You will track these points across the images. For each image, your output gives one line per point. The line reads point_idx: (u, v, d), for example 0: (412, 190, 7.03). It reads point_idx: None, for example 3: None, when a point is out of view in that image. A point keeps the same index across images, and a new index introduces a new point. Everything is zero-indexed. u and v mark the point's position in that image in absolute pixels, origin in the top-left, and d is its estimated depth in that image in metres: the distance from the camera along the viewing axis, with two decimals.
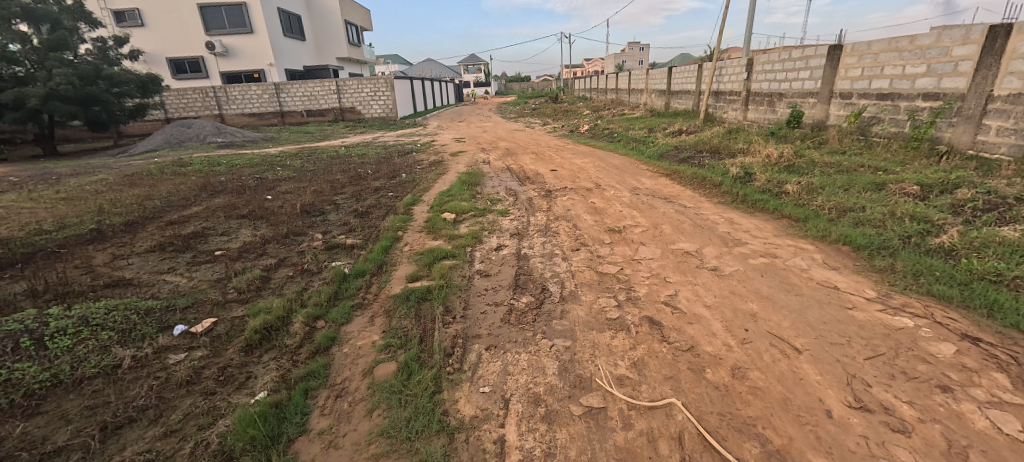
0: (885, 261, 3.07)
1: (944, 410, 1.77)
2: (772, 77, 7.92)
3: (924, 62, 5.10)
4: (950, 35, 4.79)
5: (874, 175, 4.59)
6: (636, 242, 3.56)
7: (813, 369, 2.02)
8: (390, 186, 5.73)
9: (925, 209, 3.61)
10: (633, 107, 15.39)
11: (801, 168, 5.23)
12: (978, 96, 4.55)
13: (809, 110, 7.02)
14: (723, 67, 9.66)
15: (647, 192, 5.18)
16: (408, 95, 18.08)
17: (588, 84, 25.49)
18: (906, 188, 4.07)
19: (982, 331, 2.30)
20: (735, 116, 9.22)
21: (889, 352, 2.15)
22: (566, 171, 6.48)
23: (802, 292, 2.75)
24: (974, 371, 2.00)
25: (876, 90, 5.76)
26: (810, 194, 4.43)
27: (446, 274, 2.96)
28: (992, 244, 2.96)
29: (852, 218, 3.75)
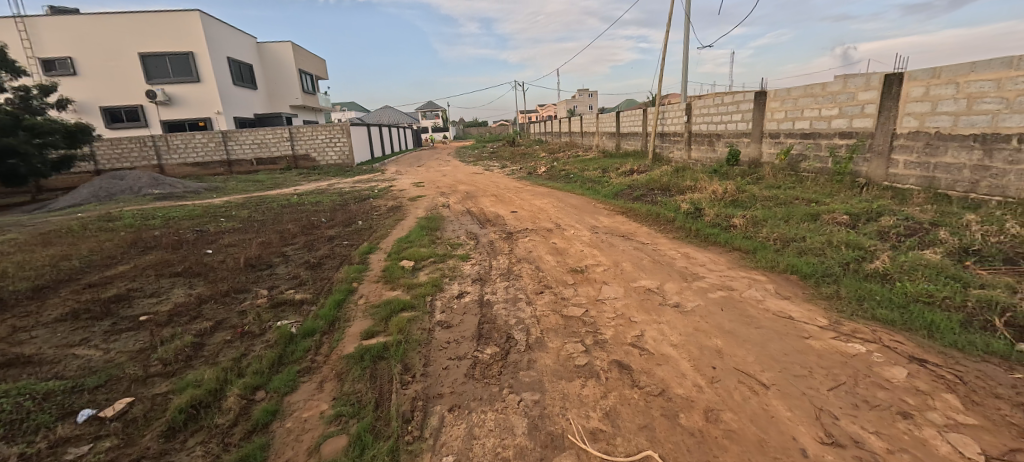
0: (830, 288, 3.22)
1: (908, 438, 1.79)
2: (709, 120, 8.58)
3: (836, 106, 5.70)
4: (854, 82, 5.42)
5: (809, 206, 4.94)
6: (599, 282, 3.55)
7: (783, 405, 2.00)
8: (345, 234, 5.49)
9: (857, 237, 3.90)
10: (586, 149, 16.16)
11: (744, 202, 5.57)
12: (884, 134, 5.12)
13: (744, 148, 7.61)
14: (666, 111, 10.40)
15: (605, 230, 5.28)
16: (365, 141, 18.01)
17: (543, 128, 26.68)
18: (838, 218, 4.40)
19: (925, 352, 2.42)
20: (681, 155, 9.83)
21: (849, 380, 2.19)
22: (526, 211, 6.54)
23: (761, 324, 2.79)
24: (927, 394, 2.07)
25: (800, 130, 6.35)
26: (755, 226, 4.68)
27: (405, 328, 2.78)
28: (920, 267, 3.20)
29: (796, 247, 3.97)
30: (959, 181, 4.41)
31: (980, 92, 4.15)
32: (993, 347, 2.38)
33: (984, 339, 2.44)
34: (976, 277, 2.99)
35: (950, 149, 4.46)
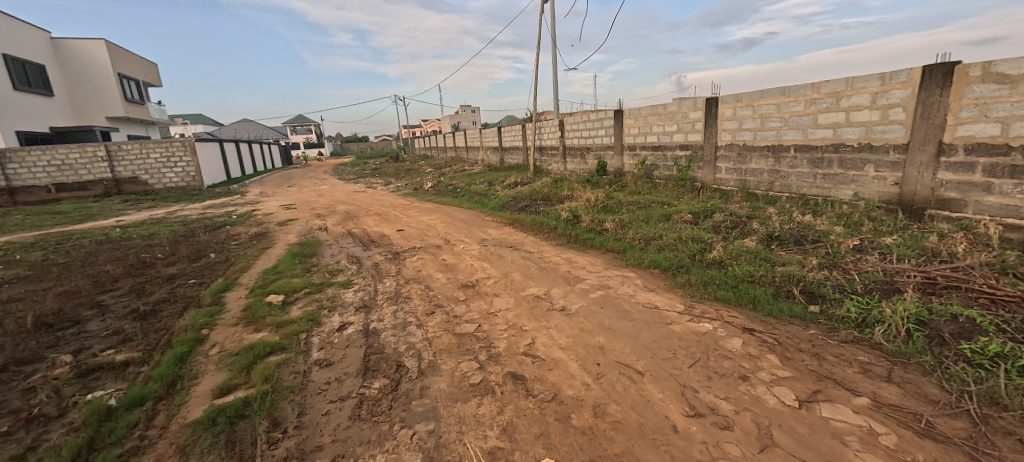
0: (683, 278, 3.75)
1: (748, 399, 2.15)
2: (579, 135, 9.43)
3: (674, 123, 6.76)
4: (685, 103, 6.51)
5: (662, 208, 5.74)
6: (490, 294, 3.58)
7: (655, 388, 2.23)
8: (191, 271, 4.61)
9: (699, 232, 4.63)
10: (472, 163, 16.43)
11: (612, 207, 6.21)
12: (710, 146, 6.23)
13: (609, 160, 8.53)
14: (542, 127, 11.14)
15: (494, 242, 5.38)
16: (218, 160, 15.59)
17: (427, 143, 26.37)
18: (684, 217, 5.18)
19: (753, 322, 2.96)
20: (558, 167, 10.60)
21: (703, 356, 2.55)
22: (412, 229, 6.32)
23: (633, 317, 3.10)
24: (757, 357, 2.53)
25: (650, 144, 7.37)
26: (623, 228, 5.24)
27: (273, 375, 2.40)
28: (744, 253, 3.93)
29: (655, 244, 4.55)
30: (762, 182, 5.57)
31: (768, 113, 5.32)
32: (794, 311, 3.02)
33: (788, 306, 3.09)
34: (780, 257, 3.78)
35: (754, 157, 5.61)
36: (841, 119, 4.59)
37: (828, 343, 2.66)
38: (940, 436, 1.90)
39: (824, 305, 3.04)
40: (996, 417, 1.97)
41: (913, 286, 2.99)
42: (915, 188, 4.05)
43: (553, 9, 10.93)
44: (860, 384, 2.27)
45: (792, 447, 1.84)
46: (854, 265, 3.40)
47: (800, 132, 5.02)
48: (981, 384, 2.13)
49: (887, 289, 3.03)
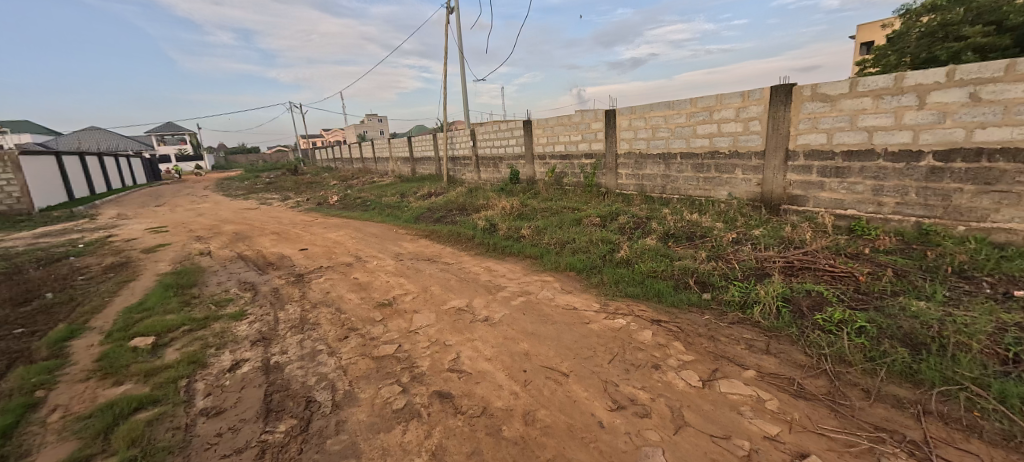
0: (596, 278, 3.96)
1: (662, 385, 2.32)
2: (490, 144, 9.56)
3: (579, 133, 7.18)
4: (588, 115, 6.96)
5: (573, 213, 6.03)
6: (409, 311, 3.40)
7: (580, 387, 2.30)
8: (18, 318, 3.66)
9: (607, 234, 4.95)
10: (382, 175, 15.72)
11: (527, 214, 6.37)
12: (611, 154, 6.73)
13: (521, 169, 8.76)
14: (453, 137, 11.07)
15: (409, 256, 5.16)
16: (57, 177, 12.80)
17: (330, 154, 24.65)
18: (593, 220, 5.50)
19: (658, 314, 3.22)
20: (472, 177, 10.61)
21: (620, 350, 2.70)
22: (317, 247, 5.80)
23: (554, 320, 3.18)
24: (666, 346, 2.75)
25: (558, 153, 7.73)
26: (539, 234, 5.39)
27: (142, 436, 1.98)
28: (647, 250, 4.28)
29: (569, 248, 4.75)
30: (657, 186, 6.16)
31: (658, 124, 5.92)
32: (691, 300, 3.36)
33: (686, 296, 3.42)
34: (676, 252, 4.19)
35: (648, 164, 6.19)
36: (715, 130, 5.27)
37: (721, 325, 2.99)
38: (810, 394, 2.24)
39: (714, 292, 3.43)
40: (845, 372, 2.39)
41: (778, 269, 3.52)
42: (774, 187, 4.80)
43: (457, 20, 10.99)
44: (747, 358, 2.59)
45: (701, 424, 2.02)
46: (734, 255, 3.90)
47: (684, 141, 5.66)
48: (833, 347, 2.57)
49: (760, 274, 3.53)
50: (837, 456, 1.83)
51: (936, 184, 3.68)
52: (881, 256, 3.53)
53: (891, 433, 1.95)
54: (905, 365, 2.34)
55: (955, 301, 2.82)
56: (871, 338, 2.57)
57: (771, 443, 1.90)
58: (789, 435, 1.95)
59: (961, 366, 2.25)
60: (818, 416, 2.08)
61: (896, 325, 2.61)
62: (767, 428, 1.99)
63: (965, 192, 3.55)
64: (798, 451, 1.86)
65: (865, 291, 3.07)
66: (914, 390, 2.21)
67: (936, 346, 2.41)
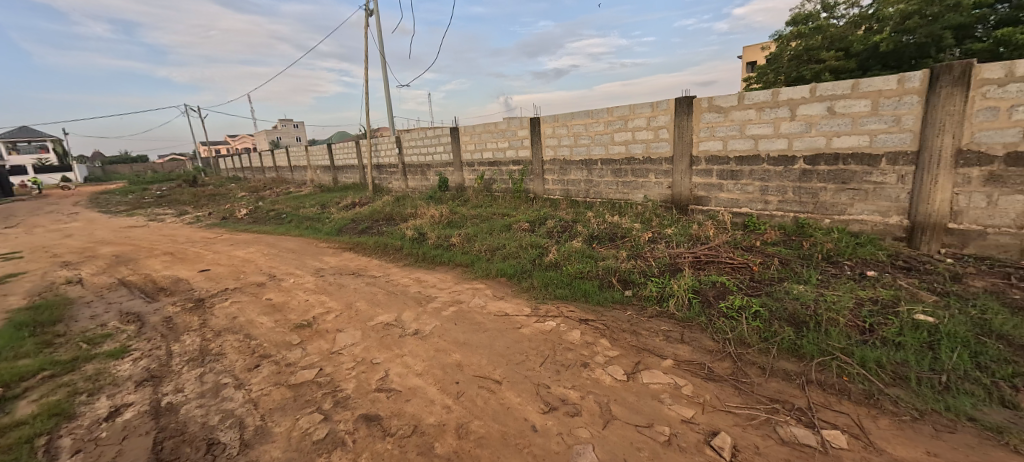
0: (527, 282, 4.03)
1: (590, 382, 2.41)
2: (417, 151, 9.34)
3: (505, 140, 7.30)
4: (513, 122, 7.11)
5: (503, 219, 6.10)
6: (331, 331, 3.18)
7: (513, 393, 2.31)
8: None
9: (536, 238, 5.08)
10: (299, 184, 14.62)
11: (457, 222, 6.31)
12: (537, 161, 6.93)
13: (450, 176, 8.68)
14: (377, 144, 10.65)
15: (332, 271, 4.84)
16: None
17: (237, 163, 22.40)
18: (522, 226, 5.61)
19: (585, 313, 3.36)
20: (399, 185, 10.28)
21: (551, 352, 2.77)
22: (222, 267, 5.21)
23: (486, 327, 3.18)
24: (593, 343, 2.87)
25: (486, 160, 7.79)
26: (469, 241, 5.36)
27: None
28: (573, 253, 4.46)
29: (500, 254, 4.79)
30: (581, 191, 6.45)
31: (579, 132, 6.22)
32: (614, 298, 3.56)
33: (610, 294, 3.61)
34: (600, 253, 4.42)
35: (572, 169, 6.47)
36: (629, 137, 5.66)
37: (642, 320, 3.21)
38: (718, 376, 2.48)
39: (634, 288, 3.66)
40: (745, 353, 2.68)
41: (688, 264, 3.86)
42: (682, 190, 5.27)
43: (378, 23, 10.63)
44: (665, 349, 2.80)
45: (627, 415, 2.14)
46: (650, 253, 4.21)
47: (603, 148, 6.00)
48: (734, 331, 2.88)
49: (673, 269, 3.84)
50: (742, 429, 2.04)
51: (807, 184, 4.30)
52: (769, 248, 4.04)
53: (783, 403, 2.22)
54: (791, 341, 2.69)
55: (825, 283, 3.31)
56: (764, 320, 2.91)
57: (688, 425, 2.07)
58: (703, 416, 2.14)
59: (832, 338, 2.63)
60: (725, 395, 2.31)
61: (783, 308, 3.00)
62: (684, 412, 2.16)
63: (828, 190, 4.19)
64: (710, 429, 2.04)
65: (758, 279, 3.48)
66: (799, 363, 2.55)
67: (813, 323, 2.80)
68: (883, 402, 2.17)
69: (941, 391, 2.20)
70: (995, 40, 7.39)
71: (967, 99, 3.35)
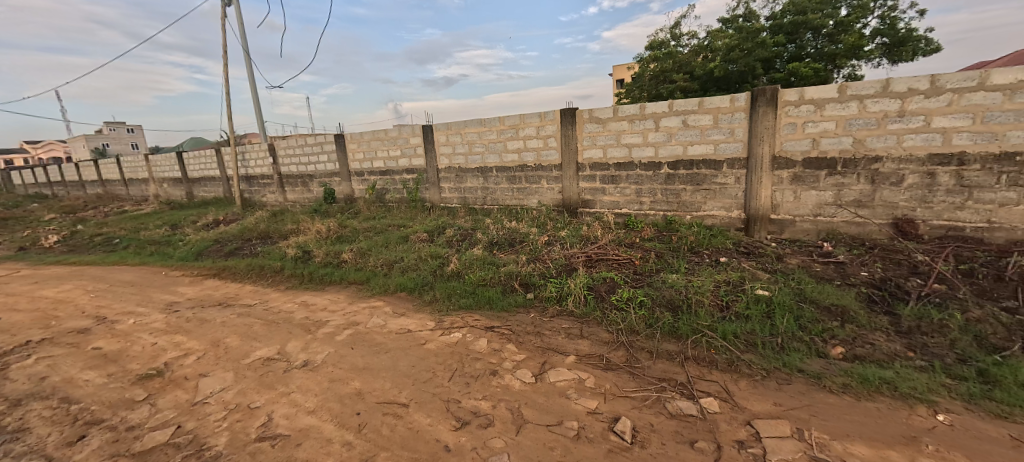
0: (429, 295, 3.88)
1: (500, 390, 2.40)
2: (296, 160, 8.43)
3: (397, 148, 7.00)
4: (405, 129, 6.85)
5: (399, 231, 5.82)
6: (193, 376, 2.65)
7: (422, 415, 2.18)
8: None
9: (436, 248, 4.94)
10: (139, 202, 12.07)
11: (348, 236, 5.83)
12: (432, 169, 6.77)
13: (336, 187, 7.99)
14: (245, 152, 9.34)
15: (190, 304, 4.06)
16: None
17: (42, 177, 17.62)
18: (421, 236, 5.41)
19: (490, 320, 3.35)
20: (274, 198, 9.14)
21: (459, 365, 2.69)
22: (23, 313, 4.00)
23: (387, 347, 2.96)
24: (500, 350, 2.87)
25: (377, 168, 7.36)
26: (363, 256, 4.98)
27: None
28: (475, 260, 4.44)
29: (398, 268, 4.54)
30: (478, 198, 6.49)
31: (473, 140, 6.25)
32: (517, 302, 3.62)
33: (513, 298, 3.67)
34: (501, 259, 4.47)
35: (468, 177, 6.47)
36: (521, 146, 5.86)
37: (544, 320, 3.32)
38: (615, 365, 2.67)
39: (535, 290, 3.78)
40: (635, 340, 2.95)
41: (581, 263, 4.13)
42: (571, 194, 5.64)
43: (239, 16, 9.35)
44: (567, 345, 2.93)
45: (538, 417, 2.17)
46: (547, 255, 4.39)
47: (497, 155, 6.12)
48: (625, 321, 3.14)
49: (569, 269, 4.07)
50: (639, 411, 2.21)
51: (672, 186, 4.94)
52: (647, 243, 4.53)
53: (669, 380, 2.48)
54: (670, 325, 3.03)
55: (691, 270, 3.83)
56: (648, 308, 3.24)
57: (593, 416, 2.18)
58: (605, 405, 2.27)
59: (701, 318, 3.04)
60: (622, 381, 2.49)
61: (662, 295, 3.37)
62: (589, 404, 2.28)
63: (688, 191, 4.87)
64: (612, 416, 2.17)
65: (640, 272, 3.88)
66: (677, 343, 2.88)
67: (685, 306, 3.20)
68: (741, 367, 2.57)
69: (779, 351, 2.69)
70: (789, 71, 9.46)
71: (776, 116, 4.21)
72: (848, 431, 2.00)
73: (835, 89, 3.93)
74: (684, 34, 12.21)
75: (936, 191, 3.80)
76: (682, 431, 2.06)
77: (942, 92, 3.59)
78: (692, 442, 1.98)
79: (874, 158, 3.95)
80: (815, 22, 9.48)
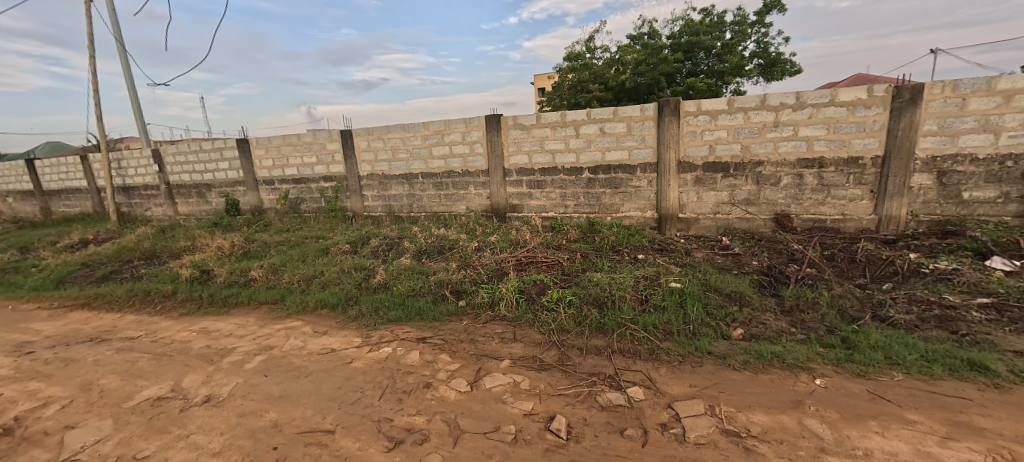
0: (354, 310, 3.65)
1: (435, 403, 2.32)
2: (190, 169, 7.46)
3: (312, 154, 6.52)
4: (320, 134, 6.40)
5: (317, 243, 5.41)
6: (55, 431, 2.19)
7: (350, 439, 2.03)
8: None
9: (359, 260, 4.67)
10: None
11: (257, 252, 5.27)
12: (353, 176, 6.41)
13: (241, 197, 7.21)
14: (121, 159, 8.04)
15: (51, 343, 3.36)
16: None
17: None
18: (342, 248, 5.08)
19: (422, 331, 3.24)
20: (163, 212, 7.98)
21: (390, 381, 2.56)
22: None
23: (308, 371, 2.72)
24: (433, 361, 2.79)
25: (289, 176, 6.78)
26: (276, 273, 4.53)
27: None
28: (402, 271, 4.27)
29: (318, 283, 4.21)
30: (404, 206, 6.27)
31: (396, 145, 6.03)
32: (449, 310, 3.55)
33: (444, 307, 3.59)
34: (430, 267, 4.35)
35: (392, 184, 6.23)
36: (447, 152, 5.79)
37: (477, 327, 3.29)
38: (548, 365, 2.72)
39: (467, 297, 3.73)
40: (565, 338, 3.04)
41: (512, 267, 4.17)
42: (499, 199, 5.69)
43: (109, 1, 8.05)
44: (501, 350, 2.93)
45: (475, 425, 2.13)
46: (478, 261, 4.37)
47: (422, 162, 5.97)
48: (555, 321, 3.23)
49: (500, 274, 4.09)
50: (572, 407, 2.28)
51: (593, 189, 5.21)
52: (572, 244, 4.72)
53: (599, 375, 2.59)
54: (597, 321, 3.18)
55: (613, 268, 4.06)
56: (576, 307, 3.37)
57: (529, 417, 2.20)
58: (541, 405, 2.31)
59: (624, 312, 3.23)
60: (556, 380, 2.55)
61: (588, 294, 3.53)
62: (525, 406, 2.29)
63: (607, 193, 5.17)
64: (548, 415, 2.21)
65: (567, 272, 4.02)
66: (604, 338, 3.03)
67: (610, 302, 3.38)
68: (661, 355, 2.77)
69: (691, 337, 2.95)
70: (687, 85, 10.54)
71: (679, 124, 4.65)
72: (751, 402, 2.25)
73: (725, 102, 4.44)
74: (597, 48, 13.03)
75: (805, 189, 4.47)
76: (613, 421, 2.16)
77: (804, 107, 4.24)
78: (622, 430, 2.08)
79: (757, 162, 4.53)
80: (706, 43, 10.69)
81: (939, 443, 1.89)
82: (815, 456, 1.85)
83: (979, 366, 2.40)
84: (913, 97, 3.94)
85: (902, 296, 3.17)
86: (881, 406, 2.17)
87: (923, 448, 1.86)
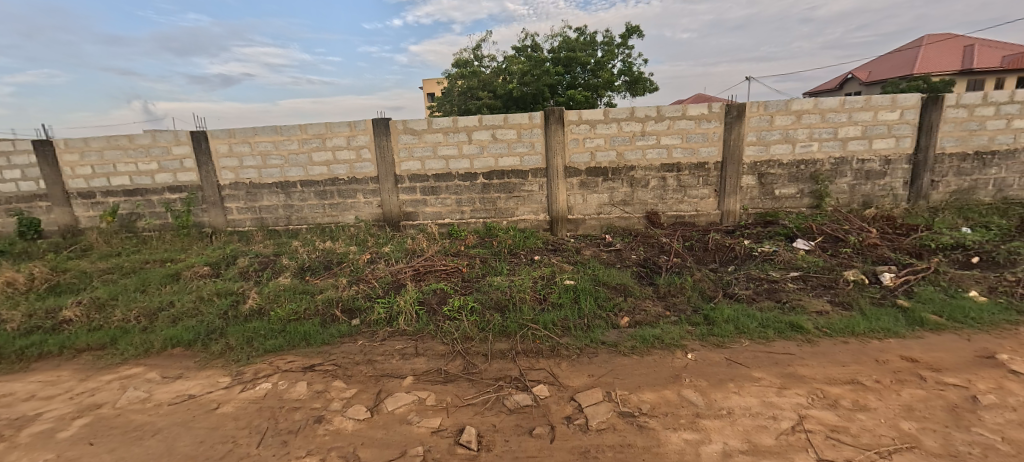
0: (219, 344, 3.09)
1: (329, 438, 2.07)
2: None
3: (151, 160, 5.39)
4: (162, 137, 5.33)
5: (164, 267, 4.47)
6: None
7: None
8: None
9: (223, 284, 3.98)
10: None
11: (71, 284, 4.14)
12: (210, 186, 5.47)
13: (44, 215, 5.60)
14: None
15: None
16: None
17: None
18: (200, 270, 4.28)
19: (309, 359, 2.89)
20: None
21: (271, 422, 2.21)
22: None
23: (157, 427, 2.21)
24: (324, 391, 2.50)
25: (119, 187, 5.50)
26: (102, 309, 3.61)
27: None
28: (281, 293, 3.76)
29: (167, 316, 3.47)
30: (279, 218, 5.56)
31: (266, 150, 5.31)
32: (340, 332, 3.23)
33: (335, 329, 3.25)
34: (316, 286, 3.92)
35: (264, 194, 5.48)
36: (330, 158, 5.30)
37: (374, 346, 3.05)
38: (453, 376, 2.65)
39: (361, 315, 3.44)
40: (469, 346, 3.00)
41: (409, 278, 3.98)
42: (391, 207, 5.41)
43: None
44: (403, 367, 2.76)
45: (377, 454, 1.95)
46: (371, 275, 4.08)
47: (300, 169, 5.37)
48: (458, 330, 3.16)
49: (396, 286, 3.87)
50: (481, 416, 2.25)
51: (488, 195, 5.28)
52: (470, 250, 4.70)
53: (504, 378, 2.61)
54: (499, 325, 3.21)
55: (511, 271, 4.15)
56: (479, 313, 3.35)
57: (437, 434, 2.10)
58: (448, 419, 2.22)
59: (525, 313, 3.31)
60: (462, 390, 2.49)
61: (489, 299, 3.54)
62: (432, 423, 2.19)
63: (502, 198, 5.29)
64: (457, 428, 2.14)
65: (467, 279, 3.98)
66: (507, 341, 3.07)
67: (510, 305, 3.44)
68: (560, 350, 2.90)
69: (586, 330, 3.15)
70: (568, 97, 11.39)
71: (564, 133, 4.99)
72: (640, 383, 2.48)
73: (601, 113, 4.90)
74: (484, 56, 13.32)
75: (668, 190, 5.15)
76: (522, 423, 2.18)
77: (664, 119, 4.89)
78: (531, 430, 2.12)
79: (630, 168, 5.09)
80: (581, 59, 11.68)
81: (777, 393, 2.32)
82: (693, 422, 2.11)
83: (796, 326, 3.02)
84: (739, 114, 4.84)
85: (743, 276, 3.84)
86: (736, 369, 2.58)
87: (767, 399, 2.26)
